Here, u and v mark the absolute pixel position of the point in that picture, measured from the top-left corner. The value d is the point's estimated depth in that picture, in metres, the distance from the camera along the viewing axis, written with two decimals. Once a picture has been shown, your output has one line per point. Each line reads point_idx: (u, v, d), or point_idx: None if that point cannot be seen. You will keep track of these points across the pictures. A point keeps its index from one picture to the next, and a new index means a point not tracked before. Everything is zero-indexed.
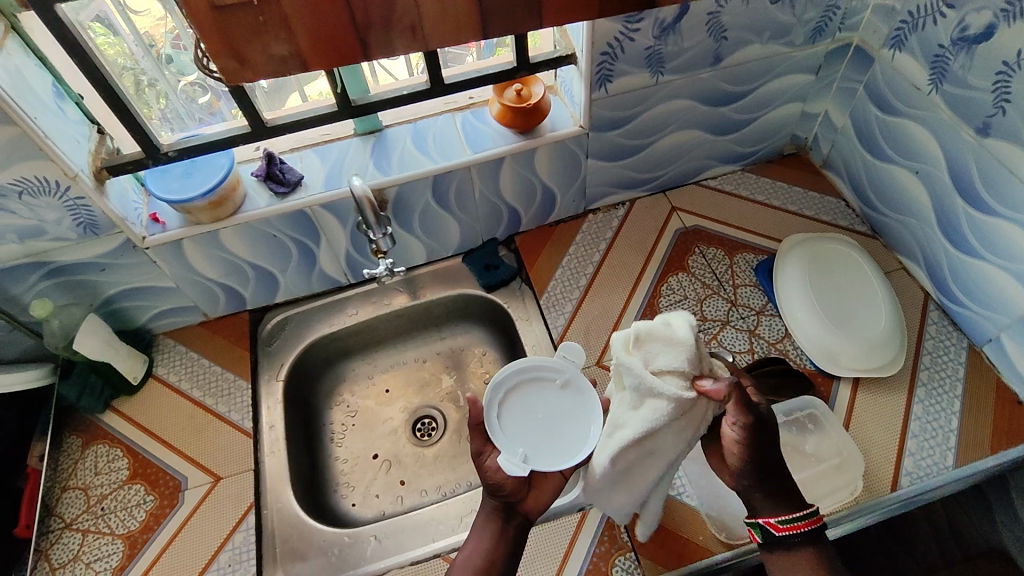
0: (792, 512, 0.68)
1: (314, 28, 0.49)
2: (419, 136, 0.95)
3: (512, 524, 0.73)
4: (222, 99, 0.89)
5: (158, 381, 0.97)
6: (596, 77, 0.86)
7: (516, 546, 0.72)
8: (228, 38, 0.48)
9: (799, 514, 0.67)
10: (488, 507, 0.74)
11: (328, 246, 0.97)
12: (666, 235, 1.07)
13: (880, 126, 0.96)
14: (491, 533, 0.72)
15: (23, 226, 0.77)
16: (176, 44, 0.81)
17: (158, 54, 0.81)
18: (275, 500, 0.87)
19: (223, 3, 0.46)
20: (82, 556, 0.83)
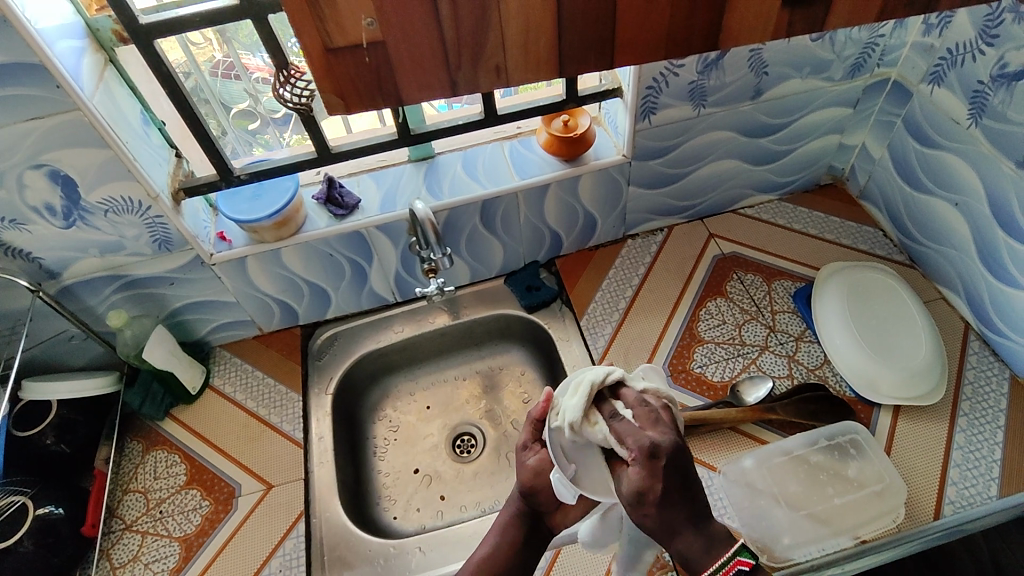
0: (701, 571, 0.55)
1: (411, 59, 0.51)
2: (469, 163, 1.00)
3: (531, 531, 0.74)
4: (269, 126, 0.96)
5: (215, 391, 1.01)
6: (641, 109, 0.90)
7: (532, 550, 0.74)
8: (337, 75, 0.51)
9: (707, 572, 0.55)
10: (510, 510, 0.75)
11: (380, 265, 1.01)
12: (703, 261, 1.09)
13: (918, 158, 0.98)
14: (505, 539, 0.73)
15: (105, 242, 0.83)
16: (227, 75, 0.87)
17: (214, 87, 0.88)
18: (324, 509, 0.90)
19: (334, 46, 0.49)
20: (141, 557, 0.86)
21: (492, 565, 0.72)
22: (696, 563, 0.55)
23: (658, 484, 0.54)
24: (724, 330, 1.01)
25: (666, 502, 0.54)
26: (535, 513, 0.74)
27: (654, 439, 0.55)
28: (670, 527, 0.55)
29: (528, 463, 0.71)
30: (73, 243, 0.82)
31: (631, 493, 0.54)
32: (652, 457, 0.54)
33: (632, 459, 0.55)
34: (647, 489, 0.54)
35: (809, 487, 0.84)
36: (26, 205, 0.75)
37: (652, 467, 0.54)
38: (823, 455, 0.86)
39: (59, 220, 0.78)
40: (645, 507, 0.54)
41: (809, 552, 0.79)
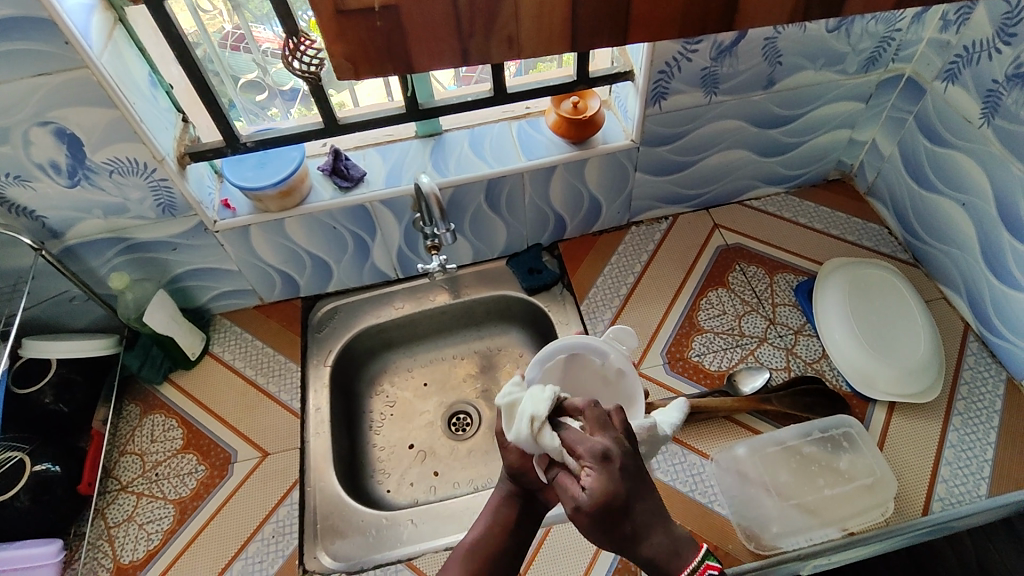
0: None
1: (425, 24, 0.51)
2: (476, 141, 0.99)
3: (524, 510, 0.73)
4: (276, 98, 0.95)
5: (213, 358, 1.02)
6: (652, 94, 0.90)
7: (525, 530, 0.73)
8: (348, 39, 0.51)
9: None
10: (501, 491, 0.74)
11: (382, 240, 1.01)
12: (707, 251, 1.09)
13: (928, 156, 0.97)
14: (498, 520, 0.73)
15: (109, 203, 0.83)
16: (233, 47, 0.87)
17: (222, 58, 0.87)
18: (318, 479, 0.91)
19: (347, 8, 0.49)
20: (135, 517, 0.87)
21: (487, 547, 0.71)
22: (666, 569, 0.55)
23: (615, 488, 0.53)
24: (724, 320, 1.01)
25: (627, 507, 0.53)
26: (527, 491, 0.73)
27: (604, 444, 0.55)
28: (633, 535, 0.54)
29: (513, 449, 0.70)
30: (77, 203, 0.82)
31: (590, 504, 0.53)
32: (604, 461, 0.54)
33: (585, 467, 0.54)
34: (608, 495, 0.53)
35: (799, 477, 0.84)
36: (31, 162, 0.75)
37: (607, 470, 0.54)
38: (815, 446, 0.87)
39: (64, 178, 0.78)
40: (608, 515, 0.53)
41: (796, 541, 0.80)
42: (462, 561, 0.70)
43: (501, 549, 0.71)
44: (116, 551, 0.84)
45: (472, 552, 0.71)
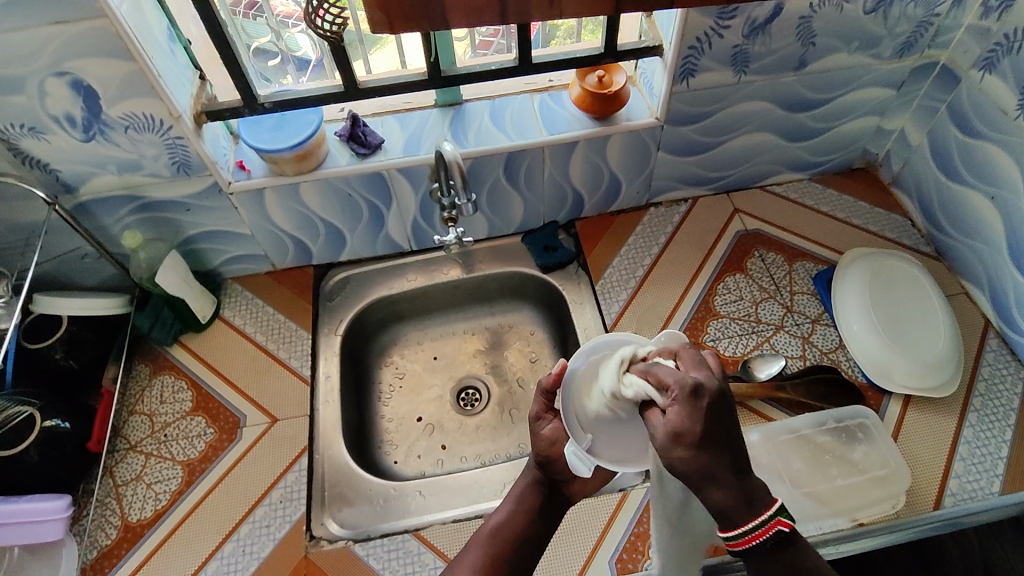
0: (738, 526, 0.54)
1: None
2: (497, 113, 0.97)
3: (548, 500, 0.75)
4: (288, 65, 0.93)
5: (224, 323, 1.01)
6: (680, 70, 0.87)
7: (547, 519, 0.74)
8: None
9: (746, 527, 0.54)
10: (526, 480, 0.76)
11: (398, 211, 0.99)
12: (726, 236, 1.07)
13: (959, 147, 0.95)
14: (522, 505, 0.74)
15: (123, 160, 0.82)
16: (245, 13, 0.85)
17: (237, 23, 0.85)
18: (326, 447, 0.90)
19: None
20: (143, 477, 0.87)
21: (511, 526, 0.72)
22: (736, 518, 0.54)
23: (697, 422, 0.52)
24: (740, 306, 0.99)
25: (703, 445, 0.52)
26: (551, 481, 0.76)
27: (697, 379, 0.54)
28: (702, 475, 0.53)
29: (543, 433, 0.73)
30: (91, 158, 0.81)
31: (669, 435, 0.53)
32: (694, 395, 0.53)
33: (671, 400, 0.53)
34: (688, 429, 0.52)
35: (811, 466, 0.84)
36: (46, 113, 0.73)
37: (694, 404, 0.53)
38: (829, 436, 0.86)
39: (79, 132, 0.77)
40: (686, 449, 0.52)
41: (806, 529, 0.79)
42: (486, 540, 0.70)
43: (525, 533, 0.72)
44: (124, 509, 0.84)
45: (496, 533, 0.71)
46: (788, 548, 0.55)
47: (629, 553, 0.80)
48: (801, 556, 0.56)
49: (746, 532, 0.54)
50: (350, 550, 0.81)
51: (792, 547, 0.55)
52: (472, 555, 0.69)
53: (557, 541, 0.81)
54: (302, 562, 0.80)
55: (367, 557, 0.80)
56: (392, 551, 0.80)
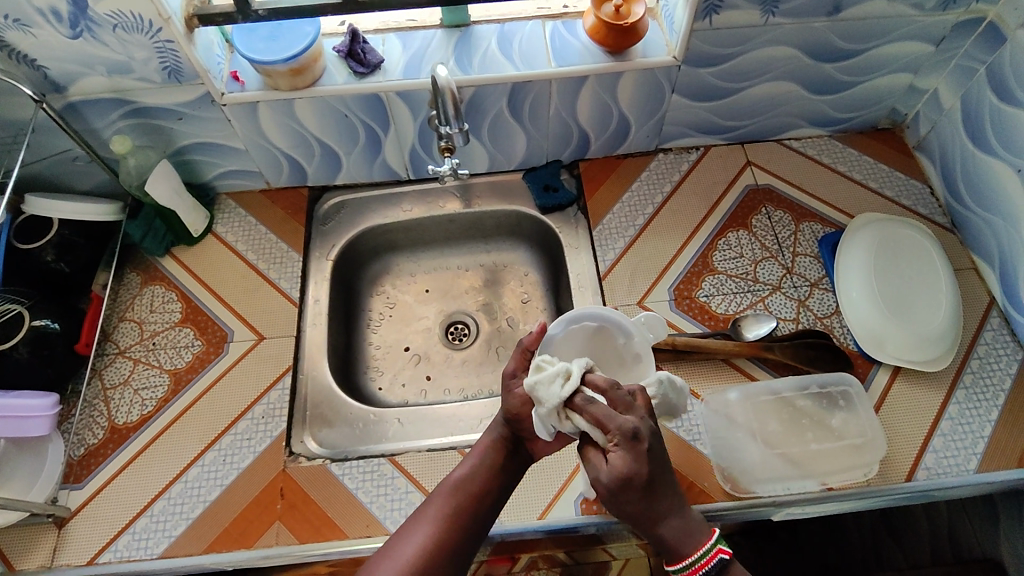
0: (682, 557, 0.61)
1: None
2: (505, 40, 0.92)
3: (510, 456, 0.75)
4: None
5: (216, 238, 1.00)
6: (703, 6, 0.81)
7: (507, 479, 0.74)
8: None
9: (688, 558, 0.61)
10: (492, 435, 0.76)
11: (396, 136, 0.96)
12: (734, 189, 1.03)
13: (992, 114, 0.89)
14: (486, 462, 0.74)
15: (113, 61, 0.79)
16: None
17: None
18: (311, 368, 0.92)
19: None
20: (131, 382, 0.89)
21: (475, 482, 0.72)
22: (680, 549, 0.61)
23: (638, 467, 0.59)
24: (739, 264, 0.97)
25: (651, 486, 0.59)
26: (516, 438, 0.75)
27: (635, 424, 0.60)
28: (653, 517, 0.61)
29: (515, 394, 0.73)
30: (79, 56, 0.78)
31: (614, 480, 0.59)
32: (633, 441, 0.59)
33: (613, 444, 0.59)
34: (631, 472, 0.58)
35: (788, 428, 0.83)
36: (31, 5, 0.70)
37: (634, 450, 0.59)
38: (810, 400, 0.85)
39: (66, 28, 0.74)
40: (629, 493, 0.59)
41: (774, 488, 0.80)
42: (447, 497, 0.70)
43: (487, 491, 0.72)
44: (112, 412, 0.86)
45: (458, 489, 0.71)
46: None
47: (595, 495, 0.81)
48: None
49: (688, 563, 0.61)
50: (326, 468, 0.83)
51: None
52: (432, 509, 0.69)
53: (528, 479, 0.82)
54: (281, 476, 0.82)
55: (342, 476, 0.82)
56: (367, 473, 0.82)
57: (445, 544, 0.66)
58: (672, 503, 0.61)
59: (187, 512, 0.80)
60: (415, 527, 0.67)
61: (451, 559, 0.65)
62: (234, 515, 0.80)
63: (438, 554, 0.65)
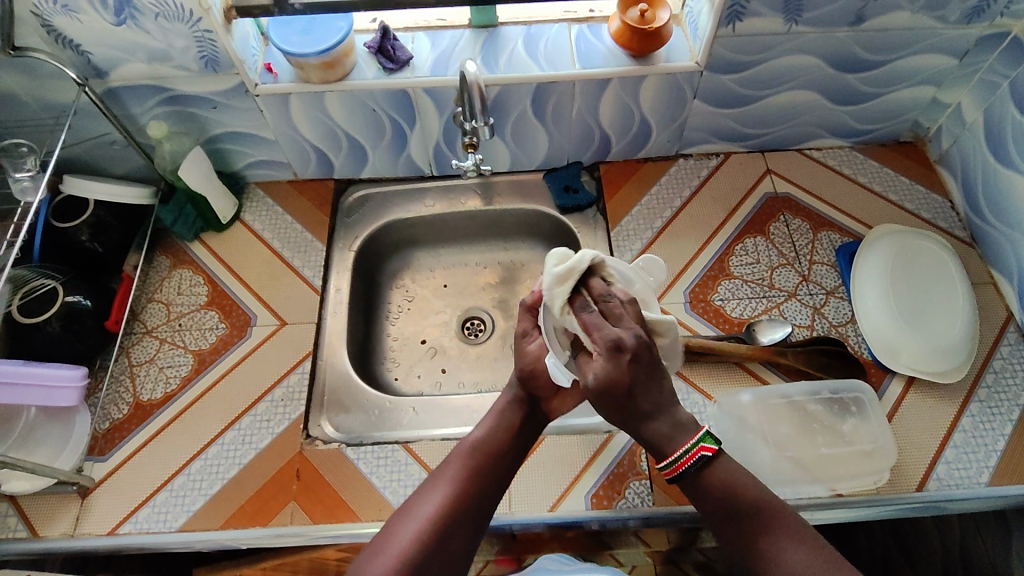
0: (669, 454, 0.63)
1: None
2: (531, 41, 0.94)
3: (528, 416, 0.76)
4: None
5: (243, 225, 1.03)
6: (727, 13, 0.83)
7: (525, 438, 0.76)
8: None
9: (674, 455, 0.63)
10: (509, 396, 0.76)
11: (421, 132, 0.98)
12: (753, 196, 1.04)
13: (1014, 128, 0.89)
14: (503, 421, 0.75)
15: (153, 49, 0.82)
16: None
17: None
18: (331, 355, 0.94)
19: None
20: (156, 361, 0.91)
21: (492, 443, 0.73)
22: (664, 448, 0.64)
23: (620, 378, 0.59)
24: (755, 270, 0.97)
25: (630, 393, 0.60)
26: (533, 398, 0.76)
27: (620, 334, 0.60)
28: (636, 416, 0.63)
29: (529, 349, 0.74)
30: (122, 43, 0.81)
31: (594, 385, 0.60)
32: (615, 352, 0.59)
33: (597, 351, 0.60)
34: (611, 382, 0.59)
35: (799, 433, 0.84)
36: None
37: (614, 360, 0.59)
38: (822, 406, 0.86)
39: (110, 15, 0.77)
40: (611, 397, 0.60)
41: (783, 492, 0.81)
42: (464, 458, 0.72)
43: (504, 451, 0.73)
44: (137, 388, 0.89)
45: (475, 450, 0.72)
46: (716, 471, 0.64)
47: (605, 490, 0.82)
48: (727, 484, 0.64)
49: (675, 459, 0.63)
50: (342, 452, 0.85)
51: (716, 471, 0.64)
52: (451, 470, 0.71)
53: (539, 471, 0.84)
54: (297, 458, 0.84)
55: (357, 460, 0.84)
56: (381, 458, 0.84)
57: (462, 502, 0.68)
58: (649, 404, 0.62)
59: (206, 487, 0.82)
60: (432, 488, 0.70)
61: (469, 517, 0.67)
62: (251, 493, 0.82)
63: (455, 513, 0.67)
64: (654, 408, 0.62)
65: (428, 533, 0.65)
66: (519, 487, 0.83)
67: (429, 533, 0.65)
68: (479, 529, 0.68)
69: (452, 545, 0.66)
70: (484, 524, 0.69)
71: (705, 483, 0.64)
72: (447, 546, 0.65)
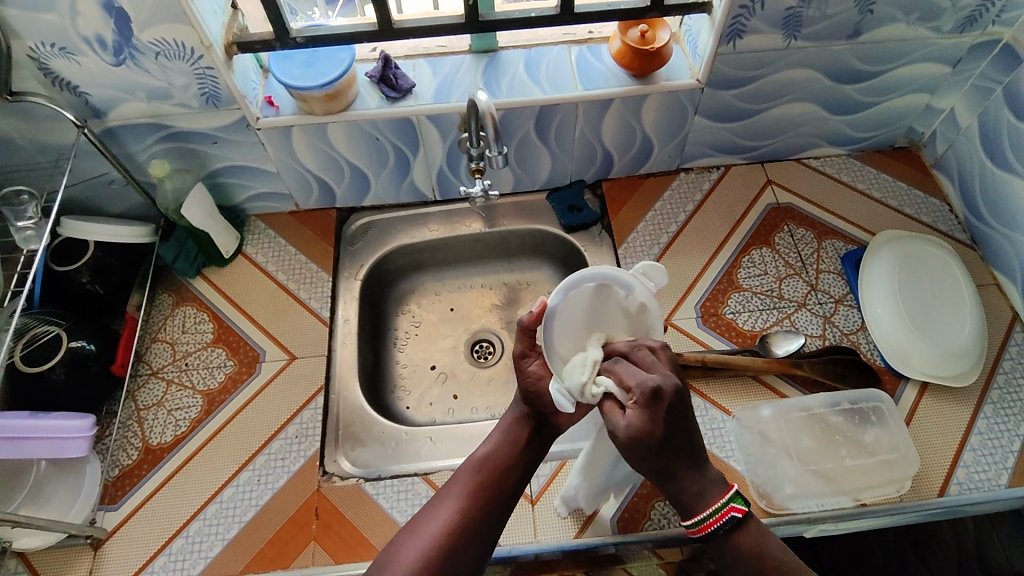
0: (695, 513, 0.61)
1: None
2: (532, 64, 0.94)
3: (536, 431, 0.74)
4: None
5: (246, 259, 1.01)
6: (728, 30, 0.84)
7: (533, 454, 0.74)
8: None
9: (702, 515, 0.60)
10: (515, 411, 0.75)
11: (425, 158, 0.98)
12: (756, 208, 1.05)
13: (1009, 132, 0.91)
14: (511, 437, 0.73)
15: (153, 87, 0.81)
16: None
17: None
18: (342, 388, 0.92)
19: None
20: (164, 403, 0.89)
21: (499, 460, 0.71)
22: (693, 507, 0.61)
23: (656, 428, 0.58)
24: (764, 281, 0.98)
25: (665, 445, 0.59)
26: (540, 414, 0.74)
27: (658, 383, 0.59)
28: (667, 473, 0.60)
29: (529, 370, 0.72)
30: (121, 83, 0.79)
31: (632, 435, 0.58)
32: (653, 402, 0.58)
33: (633, 402, 0.59)
34: (647, 432, 0.58)
35: (820, 445, 0.84)
36: (78, 34, 0.72)
37: (652, 409, 0.58)
38: (842, 417, 0.86)
39: (109, 55, 0.76)
40: (645, 449, 0.59)
41: (808, 505, 0.81)
42: (471, 474, 0.70)
43: (511, 467, 0.71)
44: (145, 432, 0.87)
45: (482, 466, 0.71)
46: (746, 531, 0.62)
47: (630, 513, 0.81)
48: (758, 542, 0.61)
49: (702, 520, 0.61)
50: (361, 487, 0.83)
51: (745, 530, 0.61)
52: (457, 487, 0.69)
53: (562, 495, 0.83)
54: (315, 496, 0.83)
55: (376, 495, 0.82)
56: (401, 492, 0.82)
57: (469, 521, 0.66)
58: (686, 459, 0.60)
59: (223, 532, 0.80)
60: (438, 506, 0.68)
61: (478, 536, 0.66)
62: (270, 535, 0.80)
63: (464, 532, 0.65)
64: (688, 464, 0.61)
65: (437, 551, 0.63)
66: (543, 514, 0.82)
67: (435, 552, 0.63)
68: (488, 547, 0.66)
69: (461, 564, 0.64)
70: (493, 542, 0.67)
71: (732, 544, 0.61)
72: (453, 567, 0.63)
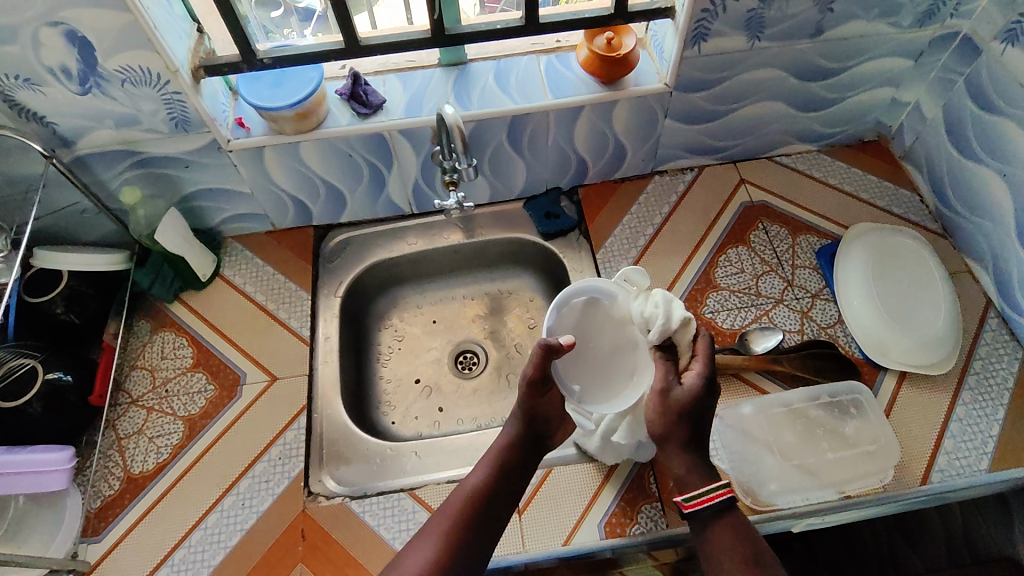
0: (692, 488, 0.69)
1: None
2: (501, 75, 0.95)
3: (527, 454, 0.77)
4: (292, 17, 0.93)
5: (224, 281, 1.01)
6: (692, 35, 0.85)
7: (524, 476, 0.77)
8: None
9: (701, 489, 0.68)
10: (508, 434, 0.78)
11: (399, 172, 0.98)
12: (730, 207, 1.06)
13: (973, 122, 0.92)
14: (500, 462, 0.76)
15: (121, 114, 0.80)
16: None
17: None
18: (325, 406, 0.91)
19: None
20: (145, 431, 0.88)
21: (490, 484, 0.74)
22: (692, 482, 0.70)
23: (704, 398, 0.70)
24: (741, 279, 0.99)
25: (696, 416, 0.70)
26: (534, 436, 0.78)
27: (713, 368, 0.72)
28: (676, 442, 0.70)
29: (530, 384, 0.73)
30: (89, 112, 0.79)
31: (686, 395, 0.70)
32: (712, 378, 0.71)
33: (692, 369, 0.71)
34: (698, 398, 0.70)
35: (803, 440, 0.85)
36: (41, 64, 0.72)
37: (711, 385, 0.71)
38: (822, 410, 0.87)
39: (75, 85, 0.75)
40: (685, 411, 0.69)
41: (793, 500, 0.81)
42: (461, 497, 0.72)
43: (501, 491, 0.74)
44: (127, 462, 0.86)
45: (472, 491, 0.73)
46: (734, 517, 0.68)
47: (618, 517, 0.81)
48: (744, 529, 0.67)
49: (697, 494, 0.68)
50: (347, 506, 0.83)
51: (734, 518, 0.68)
52: (448, 512, 0.71)
53: (549, 503, 0.83)
54: (301, 517, 0.82)
55: (363, 513, 0.82)
56: (388, 509, 0.82)
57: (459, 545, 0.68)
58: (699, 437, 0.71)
59: (210, 558, 0.79)
60: (430, 531, 0.70)
61: (469, 557, 0.68)
62: (258, 558, 0.79)
63: (453, 556, 0.67)
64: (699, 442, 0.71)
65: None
66: (531, 522, 0.81)
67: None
68: (477, 572, 0.68)
69: None
70: (482, 566, 0.69)
71: (717, 524, 0.68)
72: None
